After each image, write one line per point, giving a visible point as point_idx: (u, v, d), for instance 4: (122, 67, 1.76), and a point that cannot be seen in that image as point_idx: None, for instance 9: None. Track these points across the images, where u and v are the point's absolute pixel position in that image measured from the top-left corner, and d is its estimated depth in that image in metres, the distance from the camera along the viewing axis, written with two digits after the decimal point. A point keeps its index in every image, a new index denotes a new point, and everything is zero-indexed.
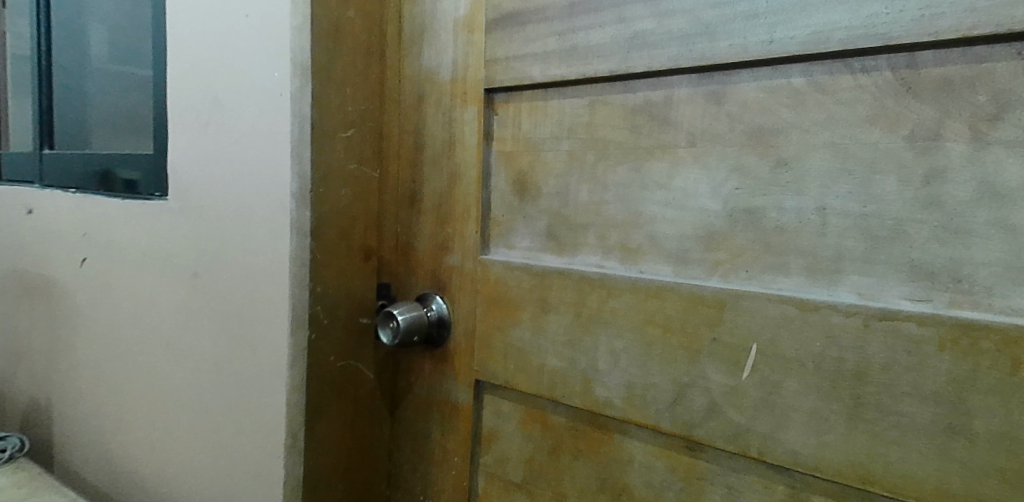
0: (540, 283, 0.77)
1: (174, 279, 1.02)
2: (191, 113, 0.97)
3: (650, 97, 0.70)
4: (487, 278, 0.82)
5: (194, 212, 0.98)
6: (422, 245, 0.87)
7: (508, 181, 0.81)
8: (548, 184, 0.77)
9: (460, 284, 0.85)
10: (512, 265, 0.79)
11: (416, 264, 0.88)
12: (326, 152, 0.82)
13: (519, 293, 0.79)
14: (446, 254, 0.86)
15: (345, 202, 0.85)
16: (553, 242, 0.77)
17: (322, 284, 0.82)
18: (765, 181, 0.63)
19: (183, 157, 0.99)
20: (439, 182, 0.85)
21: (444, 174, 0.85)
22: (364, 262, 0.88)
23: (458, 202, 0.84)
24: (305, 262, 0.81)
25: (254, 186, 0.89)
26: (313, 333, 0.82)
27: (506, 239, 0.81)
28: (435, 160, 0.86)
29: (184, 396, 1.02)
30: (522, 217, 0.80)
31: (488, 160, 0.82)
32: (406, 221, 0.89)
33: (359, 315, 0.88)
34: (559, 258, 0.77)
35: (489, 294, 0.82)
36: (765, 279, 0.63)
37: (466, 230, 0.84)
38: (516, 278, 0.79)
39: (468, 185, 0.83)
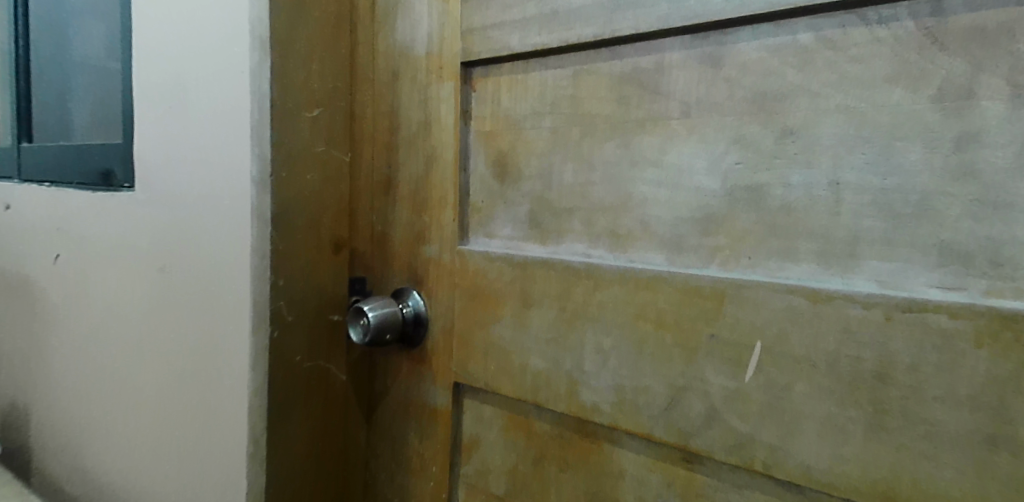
0: (521, 275, 0.70)
1: (141, 275, 0.96)
2: (158, 98, 0.92)
3: (640, 63, 0.62)
4: (466, 271, 0.74)
5: (162, 204, 0.92)
6: (398, 236, 0.80)
7: (487, 164, 0.73)
8: (530, 165, 0.70)
9: (437, 278, 0.77)
10: (492, 256, 0.72)
11: (392, 256, 0.81)
12: (291, 132, 0.76)
13: (499, 286, 0.71)
14: (423, 245, 0.78)
15: (312, 189, 0.78)
16: (535, 229, 0.70)
17: (286, 277, 0.76)
18: (768, 153, 0.55)
19: (150, 144, 0.93)
20: (414, 167, 0.78)
21: (419, 157, 0.78)
22: (336, 255, 0.81)
23: (434, 189, 0.77)
24: (267, 253, 0.75)
25: (220, 173, 0.82)
26: (276, 330, 0.76)
27: (486, 228, 0.74)
28: (411, 142, 0.78)
29: (153, 398, 0.97)
30: (502, 203, 0.72)
31: (466, 141, 0.75)
32: (380, 210, 0.82)
33: (330, 312, 0.81)
34: (542, 247, 0.69)
35: (468, 288, 0.74)
36: (771, 265, 0.55)
37: (443, 218, 0.76)
38: (496, 269, 0.72)
39: (445, 169, 0.76)
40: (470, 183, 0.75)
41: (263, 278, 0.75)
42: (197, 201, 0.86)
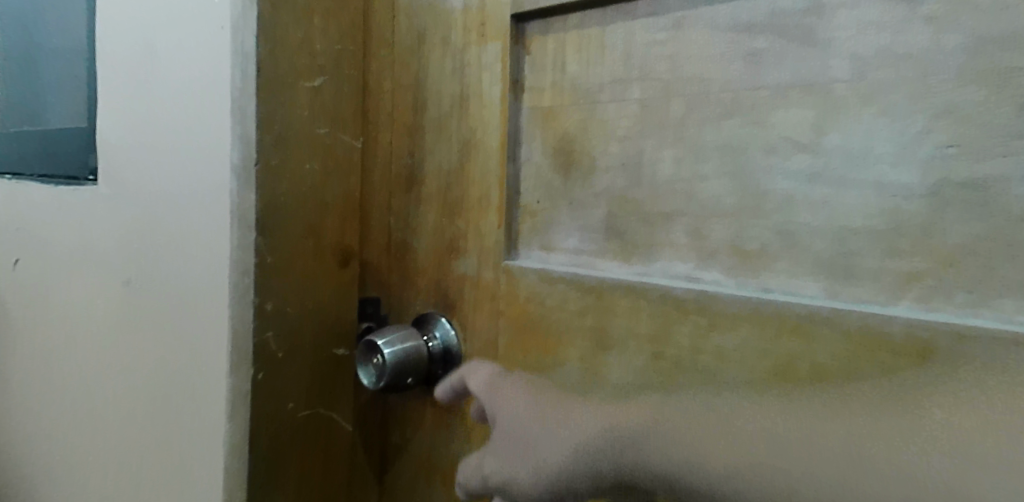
0: (595, 305, 0.50)
1: (103, 287, 0.78)
2: (125, 70, 0.73)
3: (780, 4, 0.43)
4: (515, 295, 0.55)
5: (128, 201, 0.73)
6: (423, 246, 0.61)
7: (547, 152, 0.54)
8: (608, 153, 0.51)
9: (476, 303, 0.58)
10: (552, 277, 0.53)
11: (415, 272, 0.62)
12: (285, 108, 0.57)
13: (563, 319, 0.52)
14: (456, 258, 0.59)
15: (312, 184, 0.59)
16: (614, 241, 0.51)
17: (276, 300, 0.57)
18: (1005, 133, 0.35)
19: (115, 125, 0.75)
20: (446, 156, 0.59)
21: (453, 143, 0.59)
22: (343, 270, 0.62)
23: (472, 185, 0.58)
24: (249, 268, 0.56)
25: (197, 164, 0.64)
26: (262, 371, 0.57)
27: (543, 238, 0.55)
28: (443, 123, 0.59)
29: (115, 438, 0.79)
30: (567, 205, 0.53)
31: (517, 122, 0.56)
32: (399, 212, 0.62)
33: (334, 344, 0.62)
34: (624, 267, 0.50)
35: (519, 319, 0.55)
36: (1005, 307, 0.35)
37: (484, 224, 0.57)
38: (559, 295, 0.53)
39: (488, 158, 0.56)
40: (522, 178, 0.56)
41: (245, 301, 0.56)
42: (169, 199, 0.67)
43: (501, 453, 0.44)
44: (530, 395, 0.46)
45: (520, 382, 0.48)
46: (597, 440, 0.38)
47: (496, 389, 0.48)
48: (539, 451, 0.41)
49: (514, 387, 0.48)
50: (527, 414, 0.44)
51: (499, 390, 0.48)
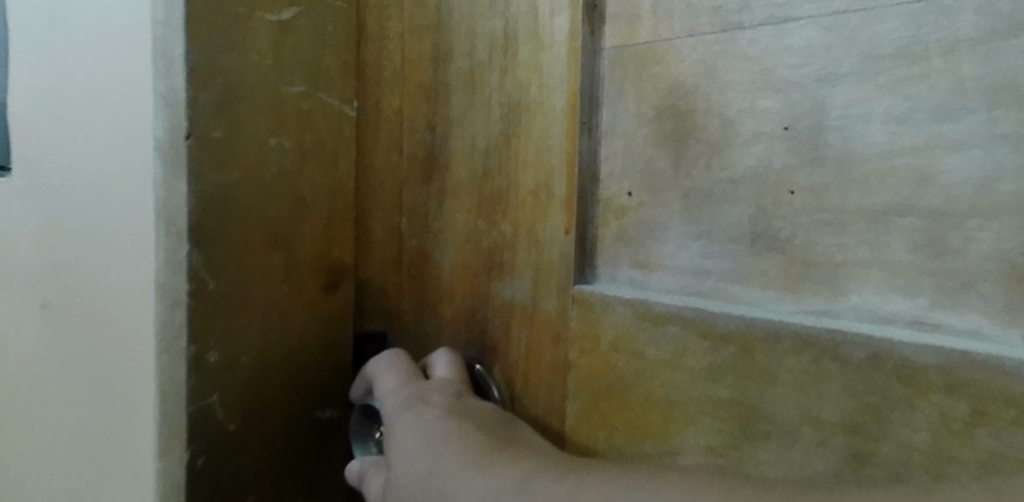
0: (737, 365, 0.30)
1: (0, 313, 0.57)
2: (37, 8, 0.50)
3: None
4: (597, 341, 0.35)
5: (44, 198, 0.51)
6: (448, 260, 0.41)
7: (641, 118, 0.34)
8: (759, 113, 0.30)
9: (529, 347, 0.38)
10: (654, 314, 0.33)
11: (436, 299, 0.42)
12: (231, 52, 0.37)
13: (675, 385, 0.32)
14: (498, 280, 0.39)
15: (279, 170, 0.39)
16: (770, 261, 0.30)
17: (224, 349, 0.37)
18: None
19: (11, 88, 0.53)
20: (484, 130, 0.39)
21: (491, 112, 0.38)
22: (329, 297, 0.42)
23: (521, 171, 0.37)
24: (179, 300, 0.36)
25: (124, 141, 0.43)
26: (203, 455, 0.37)
27: (636, 252, 0.34)
28: (474, 76, 0.39)
29: None
30: (680, 199, 0.32)
31: (591, 71, 0.35)
32: (413, 212, 0.43)
33: (314, 405, 0.42)
34: (788, 301, 0.30)
35: (599, 376, 0.35)
36: None
37: (543, 230, 0.36)
38: (668, 345, 0.32)
39: (545, 130, 0.36)
40: (601, 158, 0.35)
41: (175, 351, 0.37)
42: (93, 193, 0.46)
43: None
44: (427, 431, 0.34)
45: (428, 408, 0.36)
46: None
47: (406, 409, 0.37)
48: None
49: (420, 413, 0.36)
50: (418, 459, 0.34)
51: (403, 418, 0.36)
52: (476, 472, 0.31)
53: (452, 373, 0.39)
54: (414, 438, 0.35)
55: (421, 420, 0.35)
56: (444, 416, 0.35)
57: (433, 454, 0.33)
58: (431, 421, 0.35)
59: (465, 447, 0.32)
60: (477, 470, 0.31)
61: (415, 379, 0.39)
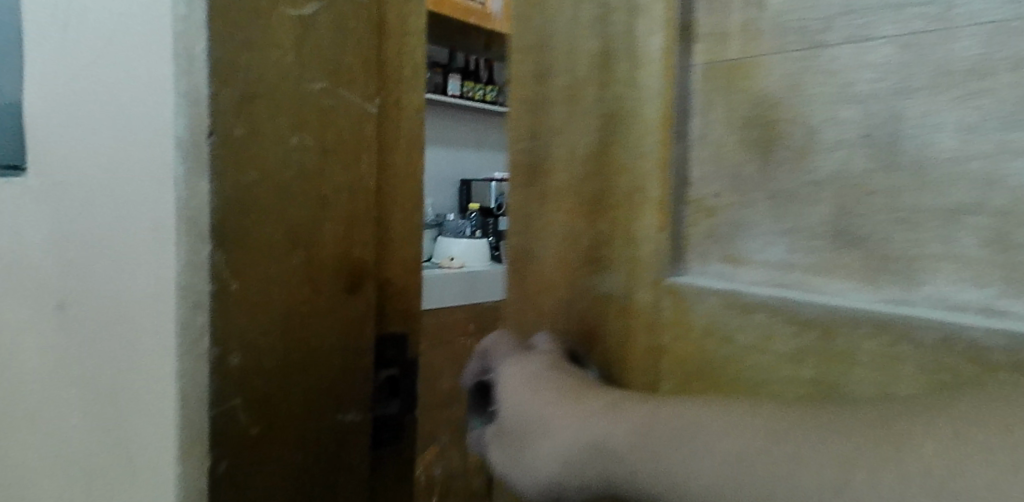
0: (841, 347, 0.23)
1: (19, 313, 0.56)
2: (51, 8, 0.50)
3: None
4: (684, 326, 0.28)
5: (59, 199, 0.51)
6: (543, 268, 0.33)
7: (707, 107, 0.27)
8: (836, 119, 0.23)
9: (597, 330, 0.31)
10: (694, 308, 0.27)
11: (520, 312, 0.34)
12: (254, 48, 0.36)
13: (764, 373, 0.25)
14: (585, 276, 0.32)
15: (301, 168, 0.38)
16: (818, 252, 0.24)
17: (247, 349, 0.37)
18: None
19: (34, 86, 0.52)
20: (580, 136, 0.32)
21: (589, 117, 0.31)
22: (351, 298, 0.41)
23: (620, 178, 0.30)
24: (201, 301, 0.35)
25: (140, 140, 0.42)
26: (225, 458, 0.37)
27: (726, 247, 0.27)
28: (543, 73, 0.33)
29: None
30: (766, 202, 0.25)
31: (684, 41, 0.28)
32: (514, 220, 0.35)
33: (337, 407, 0.41)
34: (865, 291, 0.23)
35: (690, 364, 0.28)
36: None
37: (635, 230, 0.29)
38: (756, 331, 0.25)
39: (645, 131, 0.29)
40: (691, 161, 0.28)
41: (196, 353, 0.36)
42: (109, 193, 0.46)
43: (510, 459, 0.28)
44: (539, 385, 0.28)
45: (533, 364, 0.29)
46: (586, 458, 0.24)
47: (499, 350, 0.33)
48: (511, 448, 0.28)
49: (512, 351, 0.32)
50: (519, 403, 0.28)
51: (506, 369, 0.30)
52: (580, 414, 0.25)
53: None
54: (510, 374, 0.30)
55: (527, 375, 0.29)
56: (558, 378, 0.28)
57: (546, 403, 0.27)
58: (542, 382, 0.28)
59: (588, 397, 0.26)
60: (585, 415, 0.25)
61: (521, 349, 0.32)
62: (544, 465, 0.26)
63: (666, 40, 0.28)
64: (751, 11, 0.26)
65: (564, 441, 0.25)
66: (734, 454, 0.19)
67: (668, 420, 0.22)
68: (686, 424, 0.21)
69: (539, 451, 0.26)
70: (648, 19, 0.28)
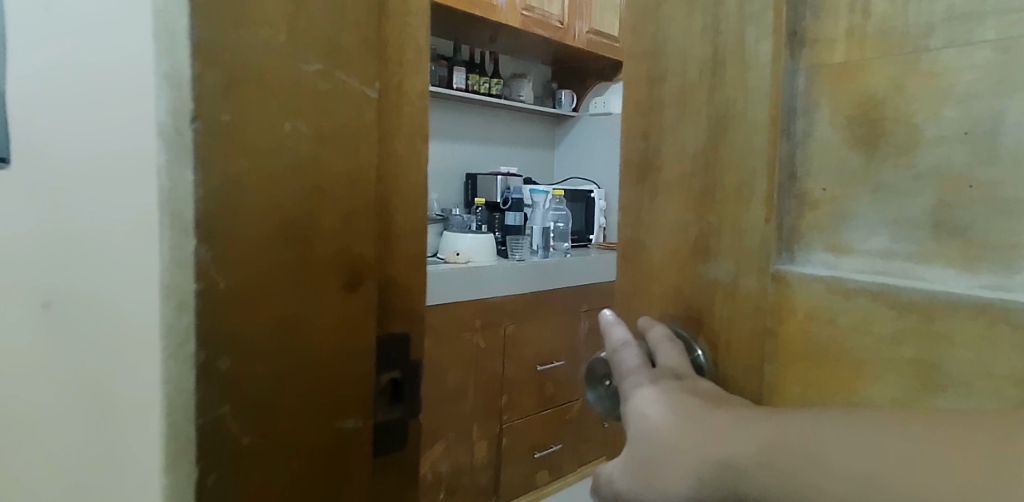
0: (929, 329, 0.24)
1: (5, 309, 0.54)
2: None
3: None
4: (785, 312, 0.28)
5: (43, 193, 0.48)
6: (656, 262, 0.33)
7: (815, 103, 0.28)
8: (939, 118, 0.24)
9: (704, 317, 0.31)
10: (795, 293, 0.28)
11: (632, 299, 0.34)
12: (241, 26, 0.33)
13: (865, 354, 0.26)
14: (693, 267, 0.31)
15: (294, 156, 0.35)
16: (922, 241, 0.25)
17: (236, 351, 0.34)
18: None
19: (20, 71, 0.50)
20: (691, 133, 0.31)
21: (700, 112, 0.31)
22: (351, 296, 0.39)
23: (724, 169, 0.30)
24: (186, 303, 0.33)
25: (122, 128, 0.39)
26: (214, 468, 0.34)
27: (829, 236, 0.27)
28: (655, 74, 0.33)
29: None
30: (869, 194, 0.26)
31: (790, 43, 0.28)
32: (626, 213, 0.35)
33: (336, 412, 0.38)
34: (966, 276, 0.24)
35: (789, 350, 0.28)
36: None
37: (743, 221, 0.29)
38: (856, 316, 0.26)
39: (753, 131, 0.28)
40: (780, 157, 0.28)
41: (181, 358, 0.33)
42: (93, 187, 0.43)
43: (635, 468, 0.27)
44: (665, 391, 0.28)
45: (655, 383, 0.28)
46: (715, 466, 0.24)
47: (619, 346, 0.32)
48: (640, 475, 0.27)
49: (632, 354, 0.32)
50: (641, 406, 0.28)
51: (628, 392, 0.30)
52: (719, 424, 0.25)
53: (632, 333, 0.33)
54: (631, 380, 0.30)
55: (652, 396, 0.28)
56: (680, 399, 0.27)
57: (676, 406, 0.27)
58: (667, 402, 0.27)
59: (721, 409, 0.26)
60: (718, 435, 0.24)
61: (642, 364, 0.31)
62: (681, 488, 0.25)
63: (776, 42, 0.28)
64: (858, 18, 0.26)
65: (697, 459, 0.24)
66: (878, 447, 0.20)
67: (794, 434, 0.22)
68: (810, 439, 0.21)
69: (672, 476, 0.25)
70: (759, 24, 0.28)
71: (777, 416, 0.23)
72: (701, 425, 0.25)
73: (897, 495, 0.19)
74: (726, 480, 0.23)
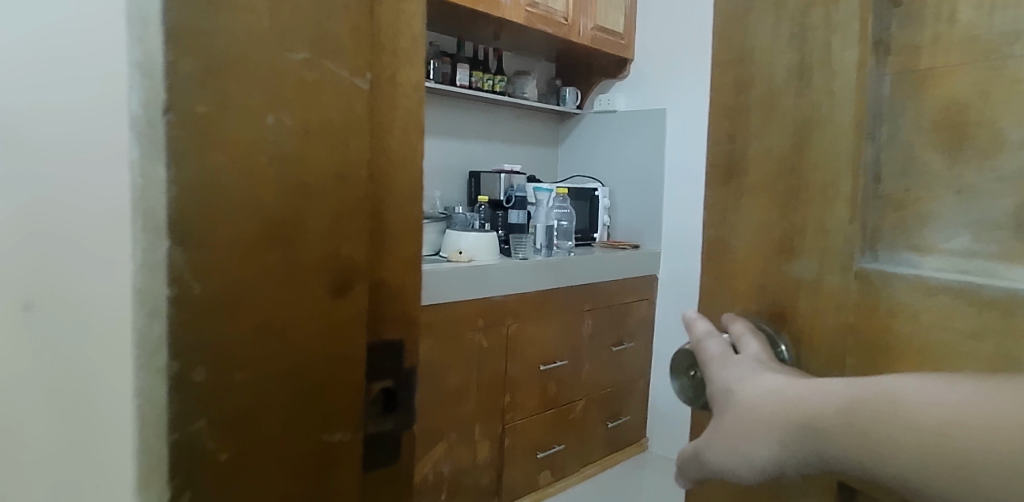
0: (1012, 329, 0.29)
1: None
2: None
3: None
4: (872, 304, 0.34)
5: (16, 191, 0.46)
6: (740, 257, 0.41)
7: (900, 110, 0.34)
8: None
9: (787, 311, 0.38)
10: (882, 288, 0.34)
11: (715, 296, 0.42)
12: (220, 11, 0.30)
13: (945, 347, 0.31)
14: (777, 264, 0.38)
15: (277, 152, 0.33)
16: (1002, 242, 0.30)
17: (214, 361, 0.31)
18: None
19: None
20: (776, 139, 0.38)
21: (788, 119, 0.37)
22: (339, 300, 0.36)
23: (809, 176, 0.37)
24: (158, 309, 0.30)
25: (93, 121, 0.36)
26: (188, 487, 0.31)
27: (915, 238, 0.33)
28: (743, 81, 0.40)
29: None
30: (953, 196, 0.31)
31: (878, 55, 0.34)
32: (712, 211, 0.42)
33: (322, 424, 0.36)
34: None
35: (877, 337, 0.34)
36: None
37: (827, 220, 0.36)
38: (938, 313, 0.32)
39: (839, 135, 0.35)
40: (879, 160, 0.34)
41: (153, 369, 0.31)
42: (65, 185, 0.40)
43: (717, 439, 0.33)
44: (755, 381, 0.33)
45: (743, 371, 0.35)
46: (790, 426, 0.30)
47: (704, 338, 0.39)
48: (721, 444, 0.33)
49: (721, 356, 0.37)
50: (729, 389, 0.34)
51: (712, 373, 0.37)
52: (799, 398, 0.31)
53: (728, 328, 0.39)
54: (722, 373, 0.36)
55: (733, 375, 0.35)
56: (756, 371, 0.34)
57: (760, 387, 0.33)
58: (750, 380, 0.34)
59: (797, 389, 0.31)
60: (785, 396, 0.31)
61: (723, 353, 0.37)
62: (763, 451, 0.31)
63: (861, 51, 0.34)
64: (943, 26, 0.32)
65: (778, 426, 0.31)
66: (940, 417, 0.26)
67: (868, 398, 0.28)
68: (886, 405, 0.27)
69: (755, 442, 0.31)
70: (846, 33, 0.34)
71: (853, 384, 0.30)
72: (779, 399, 0.31)
73: (957, 449, 0.25)
74: (806, 439, 0.30)
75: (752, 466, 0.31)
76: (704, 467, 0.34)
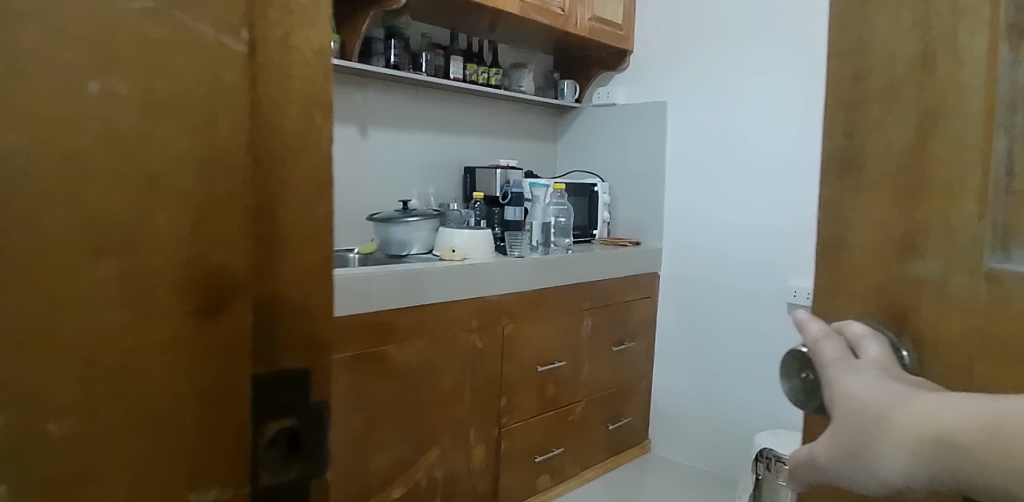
0: None
1: None
2: None
3: None
4: (1003, 311, 0.29)
5: None
6: (855, 257, 0.36)
7: None
8: None
9: (907, 312, 0.34)
10: (1013, 292, 0.29)
11: (829, 296, 0.38)
12: None
13: None
14: (897, 263, 0.34)
15: (109, 132, 0.25)
16: None
17: (17, 411, 0.23)
18: None
19: None
20: (896, 134, 0.34)
21: (907, 115, 0.33)
22: (210, 323, 0.28)
23: (931, 169, 0.32)
24: None
25: None
26: None
27: None
28: (859, 77, 0.35)
29: None
30: None
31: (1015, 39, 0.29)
32: (827, 208, 0.38)
33: (189, 478, 0.28)
34: None
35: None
36: None
37: (954, 215, 0.31)
38: None
39: (964, 125, 0.31)
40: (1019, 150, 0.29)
41: None
42: None
43: (842, 444, 0.31)
44: (888, 388, 0.31)
45: (865, 375, 0.32)
46: (931, 443, 0.28)
47: (818, 337, 0.36)
48: (840, 452, 0.31)
49: (844, 361, 0.34)
50: (854, 395, 0.32)
51: (829, 374, 0.34)
52: (940, 413, 0.28)
53: (849, 329, 0.35)
54: (850, 378, 0.32)
55: (858, 380, 0.32)
56: (882, 382, 0.31)
57: (890, 394, 0.30)
58: (880, 386, 0.31)
59: (939, 400, 0.29)
60: (919, 408, 0.29)
61: (844, 355, 0.34)
62: (894, 466, 0.29)
63: (990, 41, 0.30)
64: None
65: (912, 440, 0.28)
66: None
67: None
68: None
69: (886, 457, 0.29)
70: (975, 18, 0.30)
71: (1009, 401, 0.26)
72: (918, 413, 0.29)
73: None
74: (945, 459, 0.27)
75: (875, 478, 0.29)
76: (819, 470, 0.33)
